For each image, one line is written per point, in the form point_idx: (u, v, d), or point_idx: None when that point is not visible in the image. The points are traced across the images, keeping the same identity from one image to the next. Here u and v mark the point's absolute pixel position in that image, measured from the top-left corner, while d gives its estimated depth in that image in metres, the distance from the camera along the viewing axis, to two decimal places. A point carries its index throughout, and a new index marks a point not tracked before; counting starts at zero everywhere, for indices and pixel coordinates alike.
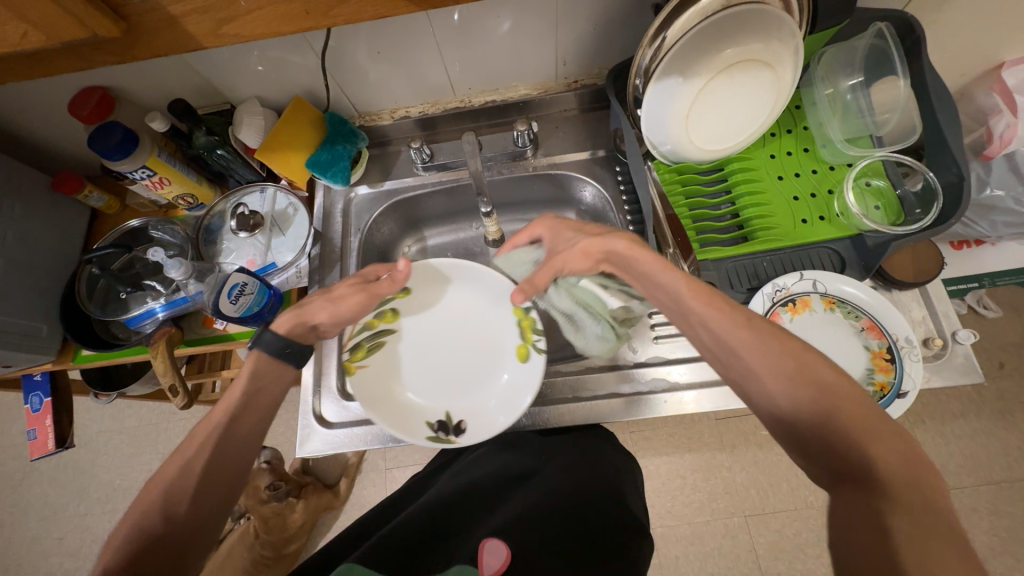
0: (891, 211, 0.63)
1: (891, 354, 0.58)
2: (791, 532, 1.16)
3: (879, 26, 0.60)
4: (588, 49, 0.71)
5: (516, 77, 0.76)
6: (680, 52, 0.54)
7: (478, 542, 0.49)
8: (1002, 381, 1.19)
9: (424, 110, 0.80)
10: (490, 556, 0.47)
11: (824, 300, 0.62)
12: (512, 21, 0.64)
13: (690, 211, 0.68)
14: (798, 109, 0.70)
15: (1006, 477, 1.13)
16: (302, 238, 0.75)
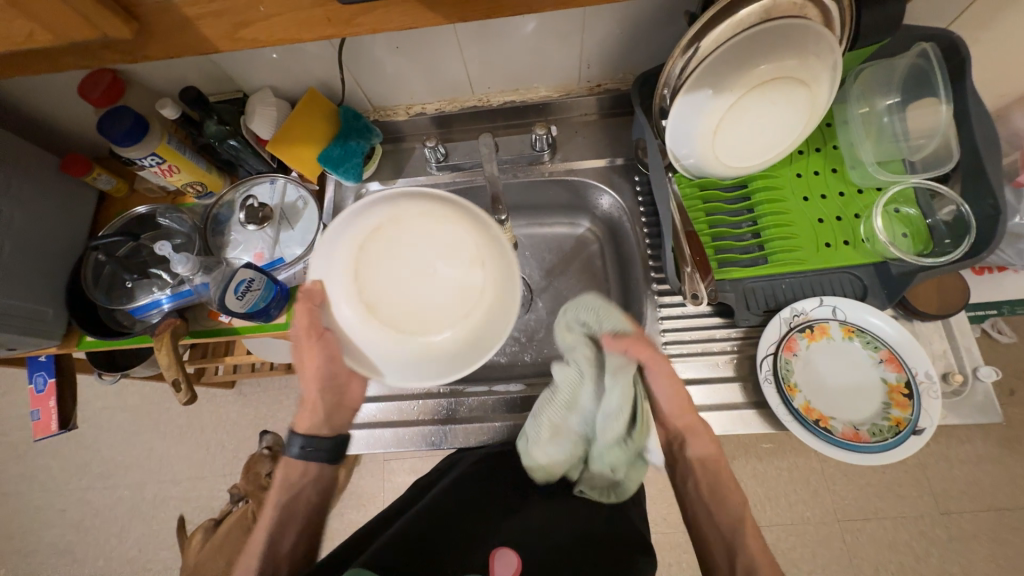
0: (919, 239, 0.61)
1: (910, 389, 0.57)
2: (784, 546, 1.17)
3: (923, 46, 0.57)
4: (614, 53, 0.68)
5: (536, 78, 0.73)
6: (712, 63, 0.51)
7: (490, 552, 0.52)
8: (1012, 408, 1.17)
9: (440, 107, 0.78)
10: (501, 564, 0.50)
11: (843, 328, 0.61)
12: (537, 22, 0.62)
13: (710, 228, 0.66)
14: (828, 128, 0.67)
15: (1008, 506, 1.12)
16: (310, 234, 0.74)
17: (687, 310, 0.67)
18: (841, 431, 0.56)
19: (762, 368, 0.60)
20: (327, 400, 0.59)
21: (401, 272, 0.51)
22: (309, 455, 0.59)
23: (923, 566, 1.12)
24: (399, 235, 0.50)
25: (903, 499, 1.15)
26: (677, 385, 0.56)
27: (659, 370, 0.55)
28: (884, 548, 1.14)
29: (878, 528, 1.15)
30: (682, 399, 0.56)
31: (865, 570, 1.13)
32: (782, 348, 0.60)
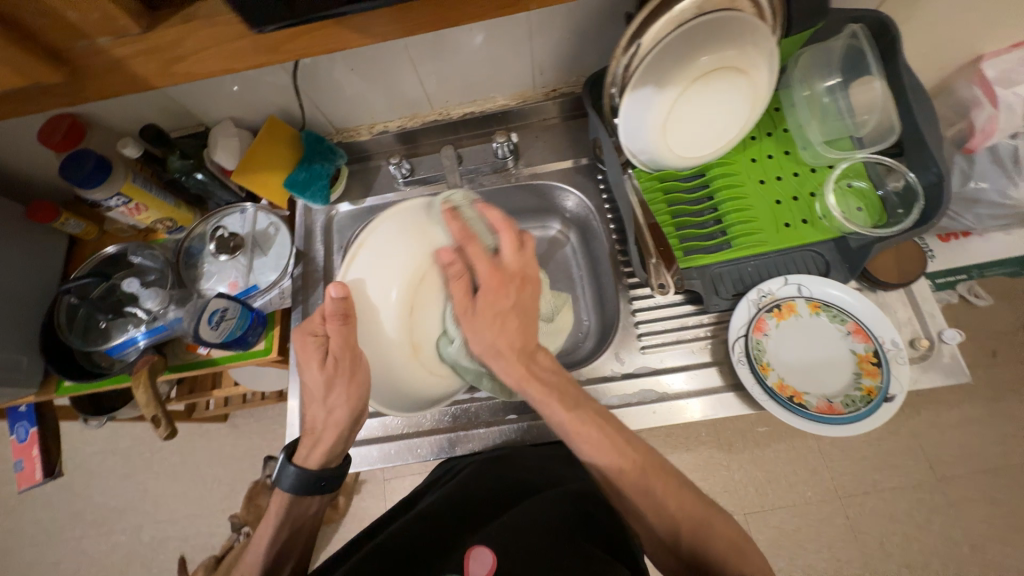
0: (873, 212, 0.63)
1: (878, 358, 0.58)
2: (789, 528, 1.20)
3: (852, 28, 0.60)
4: (565, 59, 0.70)
5: (493, 88, 0.75)
6: (662, 48, 0.52)
7: (463, 554, 0.49)
8: (994, 369, 1.23)
9: (403, 123, 0.80)
10: (476, 563, 0.47)
11: (809, 304, 0.62)
12: (485, 34, 0.63)
13: (673, 218, 0.67)
14: (777, 111, 0.69)
15: (1002, 466, 1.17)
16: (282, 259, 0.75)
17: (660, 300, 0.68)
18: (815, 405, 0.57)
19: (734, 349, 0.61)
20: (345, 435, 0.57)
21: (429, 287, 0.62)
22: (309, 487, 0.56)
23: (925, 534, 1.16)
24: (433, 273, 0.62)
25: (899, 469, 1.20)
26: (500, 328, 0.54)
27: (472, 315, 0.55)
28: (885, 520, 1.18)
29: (878, 501, 1.19)
30: (495, 332, 0.54)
31: (869, 544, 1.17)
32: (752, 328, 0.61)
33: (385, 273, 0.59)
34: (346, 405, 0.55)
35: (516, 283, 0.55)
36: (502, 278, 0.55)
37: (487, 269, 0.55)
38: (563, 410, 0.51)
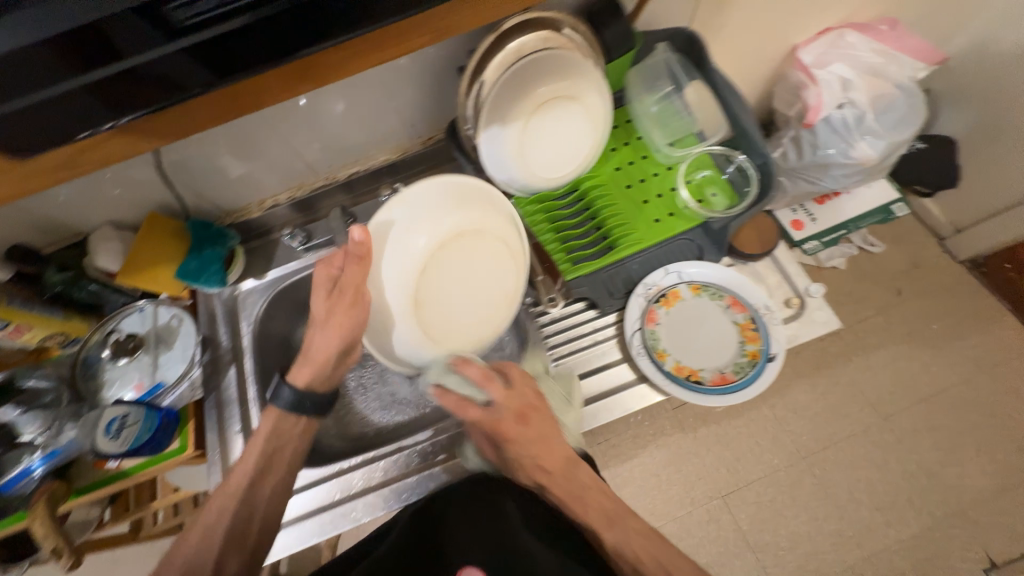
0: (726, 194, 0.71)
1: (755, 323, 0.65)
2: (767, 500, 1.23)
3: (660, 47, 0.68)
4: (430, 110, 0.75)
5: (372, 146, 0.79)
6: (503, 89, 0.58)
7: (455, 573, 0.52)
8: (903, 306, 1.35)
9: (293, 194, 0.82)
10: None
11: (690, 287, 0.69)
12: (345, 101, 0.68)
13: (557, 234, 0.72)
14: (628, 124, 0.75)
15: (931, 394, 1.28)
16: (190, 348, 0.73)
17: (560, 313, 0.72)
18: (710, 378, 0.63)
19: (633, 343, 0.65)
20: (336, 358, 0.64)
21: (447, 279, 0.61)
22: (302, 409, 0.63)
23: (886, 473, 1.23)
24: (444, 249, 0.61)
25: (850, 418, 1.27)
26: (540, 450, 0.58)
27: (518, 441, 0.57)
28: (849, 469, 1.24)
29: (838, 453, 1.25)
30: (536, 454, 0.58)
31: (840, 495, 1.22)
32: (645, 320, 0.66)
33: (410, 223, 0.61)
34: (336, 337, 0.61)
35: (536, 411, 0.58)
36: (514, 408, 0.57)
37: (502, 408, 0.56)
38: (595, 507, 0.57)
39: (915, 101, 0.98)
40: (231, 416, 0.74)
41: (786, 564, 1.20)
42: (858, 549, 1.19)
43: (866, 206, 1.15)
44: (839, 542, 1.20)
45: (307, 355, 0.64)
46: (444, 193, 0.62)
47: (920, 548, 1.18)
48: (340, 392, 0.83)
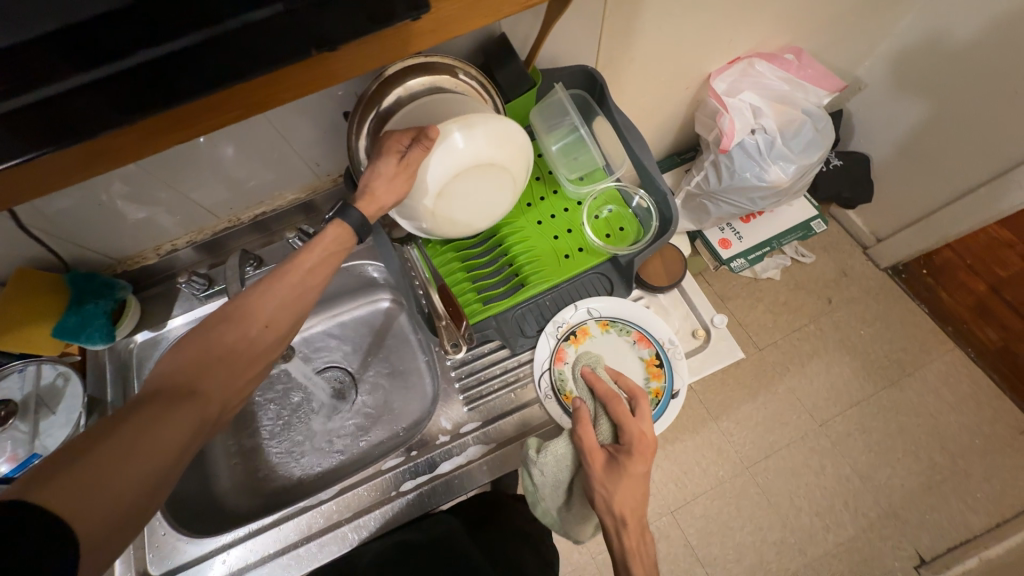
0: (632, 228, 0.72)
1: (659, 359, 0.69)
2: (713, 513, 1.24)
3: (556, 88, 0.68)
4: (334, 149, 0.72)
5: (276, 187, 0.75)
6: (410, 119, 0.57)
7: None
8: (834, 314, 1.39)
9: (193, 238, 0.76)
10: None
11: (599, 323, 0.71)
12: (233, 146, 0.63)
13: (468, 273, 0.70)
14: (537, 159, 0.74)
15: (863, 397, 1.31)
16: (74, 412, 0.67)
17: (476, 353, 0.73)
18: None
19: (541, 386, 0.68)
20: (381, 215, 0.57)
21: (471, 195, 0.60)
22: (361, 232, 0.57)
23: (824, 478, 1.25)
24: (481, 173, 0.58)
25: (788, 426, 1.30)
26: (638, 499, 0.58)
27: (607, 483, 0.58)
28: (789, 476, 1.26)
29: (779, 461, 1.27)
30: (627, 503, 0.57)
31: (782, 504, 1.24)
32: (553, 360, 0.69)
33: (475, 132, 0.54)
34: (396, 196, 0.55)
35: (652, 454, 0.60)
36: (644, 447, 0.59)
37: (635, 439, 0.60)
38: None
39: (823, 126, 1.02)
40: None
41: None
42: (802, 556, 1.20)
43: (786, 223, 1.19)
44: (782, 550, 1.21)
45: (372, 196, 0.55)
46: (501, 133, 0.56)
47: (858, 551, 1.20)
48: (254, 444, 0.78)
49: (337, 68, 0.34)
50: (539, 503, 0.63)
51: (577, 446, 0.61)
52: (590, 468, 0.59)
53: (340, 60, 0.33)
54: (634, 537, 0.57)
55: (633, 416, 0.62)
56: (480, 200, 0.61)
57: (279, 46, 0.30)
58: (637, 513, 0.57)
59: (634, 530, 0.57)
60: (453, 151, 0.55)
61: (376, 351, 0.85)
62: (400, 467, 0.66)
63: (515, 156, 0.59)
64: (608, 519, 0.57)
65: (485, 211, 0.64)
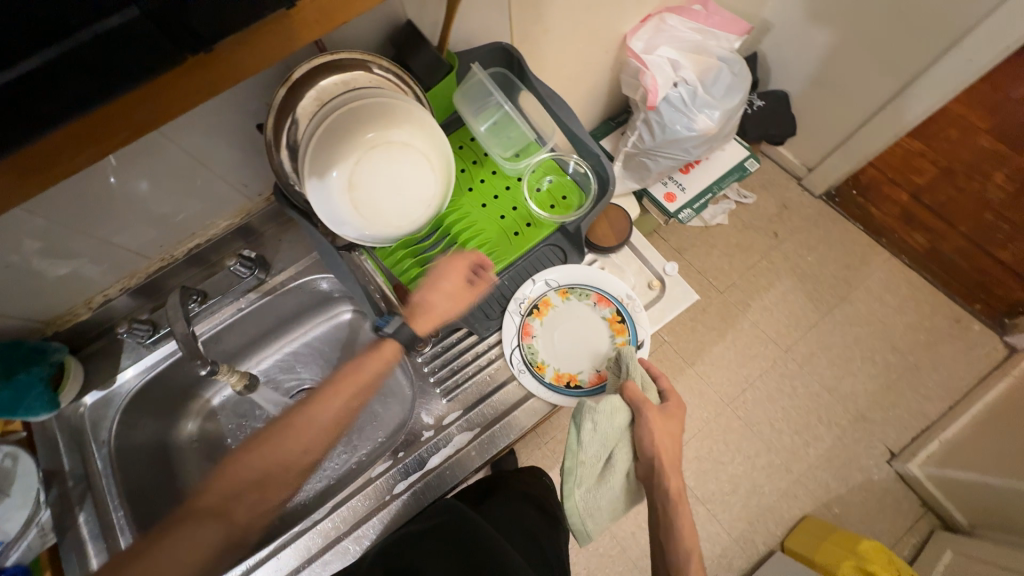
0: (574, 194, 0.73)
1: (620, 315, 0.72)
2: (705, 452, 1.30)
3: (474, 67, 0.67)
4: (259, 166, 0.69)
5: (205, 216, 0.71)
6: (323, 120, 0.54)
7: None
8: (782, 245, 1.47)
9: (125, 284, 0.72)
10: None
11: (559, 292, 0.73)
12: (148, 180, 0.60)
13: (422, 268, 0.70)
14: (470, 143, 0.74)
15: (819, 317, 1.40)
16: (30, 490, 0.64)
17: (447, 343, 0.73)
18: (588, 379, 0.70)
19: (514, 361, 0.70)
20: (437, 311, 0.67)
21: (385, 181, 0.58)
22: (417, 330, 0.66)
23: (797, 398, 1.34)
24: (384, 152, 0.57)
25: (757, 357, 1.38)
26: (674, 450, 0.62)
27: (657, 427, 0.60)
28: (766, 403, 1.34)
29: (754, 391, 1.35)
30: (667, 449, 0.61)
31: (764, 430, 1.32)
32: (521, 336, 0.71)
33: (361, 110, 0.55)
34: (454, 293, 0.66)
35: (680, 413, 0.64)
36: (675, 405, 0.64)
37: (666, 395, 0.65)
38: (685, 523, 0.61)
39: (738, 70, 1.07)
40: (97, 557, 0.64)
41: (733, 506, 1.26)
42: (790, 474, 1.28)
43: (723, 167, 1.23)
44: (772, 472, 1.28)
45: (428, 308, 0.65)
46: (391, 106, 0.57)
47: (837, 457, 1.29)
48: None
49: (229, 65, 0.31)
50: (579, 469, 0.59)
51: (628, 398, 0.61)
52: (641, 419, 0.60)
53: (230, 54, 0.31)
54: (679, 480, 0.61)
55: (659, 377, 0.67)
56: (399, 186, 0.59)
57: (160, 51, 0.28)
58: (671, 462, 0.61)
59: (671, 476, 0.61)
60: (347, 135, 0.55)
61: (346, 363, 0.88)
62: (389, 471, 0.66)
63: (416, 129, 0.58)
64: (660, 463, 0.60)
65: (410, 199, 0.61)
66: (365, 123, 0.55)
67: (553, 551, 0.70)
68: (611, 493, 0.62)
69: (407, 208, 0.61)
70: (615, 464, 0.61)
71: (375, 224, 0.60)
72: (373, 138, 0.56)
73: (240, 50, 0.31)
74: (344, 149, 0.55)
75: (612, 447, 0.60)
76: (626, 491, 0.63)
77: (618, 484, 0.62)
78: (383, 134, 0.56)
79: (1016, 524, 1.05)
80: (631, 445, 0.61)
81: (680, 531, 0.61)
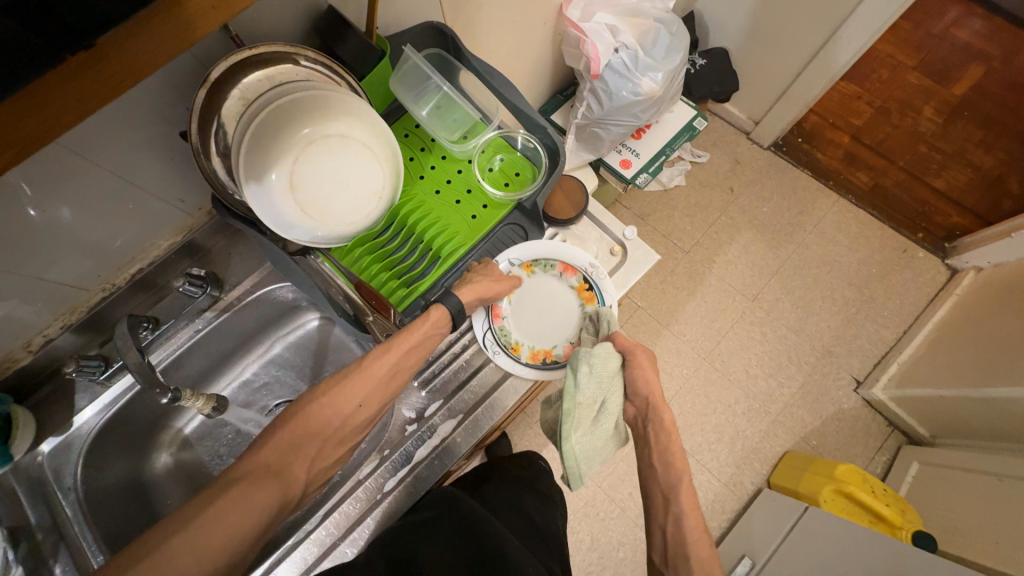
0: (527, 169, 0.73)
1: (588, 283, 0.73)
2: (688, 407, 1.35)
3: (406, 51, 0.63)
4: (193, 177, 0.65)
5: (143, 238, 0.67)
6: (251, 119, 0.51)
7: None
8: (738, 200, 1.52)
9: (66, 321, 0.67)
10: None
11: (524, 268, 0.73)
12: (71, 206, 0.55)
13: (383, 264, 0.68)
14: (415, 130, 0.72)
15: (780, 264, 1.46)
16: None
17: None
18: (563, 351, 0.70)
19: (487, 343, 0.70)
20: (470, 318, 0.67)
21: (329, 176, 0.57)
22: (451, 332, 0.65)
23: (767, 343, 1.40)
24: (323, 146, 0.55)
25: (727, 310, 1.43)
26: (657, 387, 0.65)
27: (640, 360, 0.64)
28: (740, 352, 1.39)
29: (728, 342, 1.40)
30: (653, 385, 0.64)
31: (740, 378, 1.38)
32: (491, 318, 0.70)
33: (291, 105, 0.52)
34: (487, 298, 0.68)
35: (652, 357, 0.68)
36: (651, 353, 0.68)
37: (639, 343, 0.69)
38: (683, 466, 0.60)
39: (676, 30, 1.08)
40: None
41: (719, 453, 1.32)
42: (768, 415, 1.35)
43: (673, 129, 1.25)
44: (752, 416, 1.35)
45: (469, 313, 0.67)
46: (323, 98, 0.54)
47: (810, 393, 1.37)
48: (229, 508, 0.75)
49: (125, 62, 0.26)
50: (578, 412, 0.60)
51: (619, 344, 0.65)
52: (628, 356, 0.64)
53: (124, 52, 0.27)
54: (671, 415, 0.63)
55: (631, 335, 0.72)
56: (345, 181, 0.58)
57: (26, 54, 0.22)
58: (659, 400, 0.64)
59: (660, 411, 0.63)
60: (281, 132, 0.53)
61: (321, 370, 0.87)
62: (377, 471, 0.66)
63: (353, 120, 0.57)
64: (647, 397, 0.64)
65: (359, 192, 0.59)
66: (298, 118, 0.53)
67: (548, 527, 0.71)
68: (605, 441, 0.62)
69: (357, 203, 0.59)
70: (611, 409, 0.62)
71: (326, 223, 0.58)
72: (310, 133, 0.54)
73: (134, 42, 0.26)
74: (280, 148, 0.53)
75: (607, 391, 0.62)
76: (619, 442, 0.64)
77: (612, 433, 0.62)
78: (319, 128, 0.54)
79: (972, 429, 1.14)
80: (622, 390, 0.64)
81: (675, 461, 0.60)
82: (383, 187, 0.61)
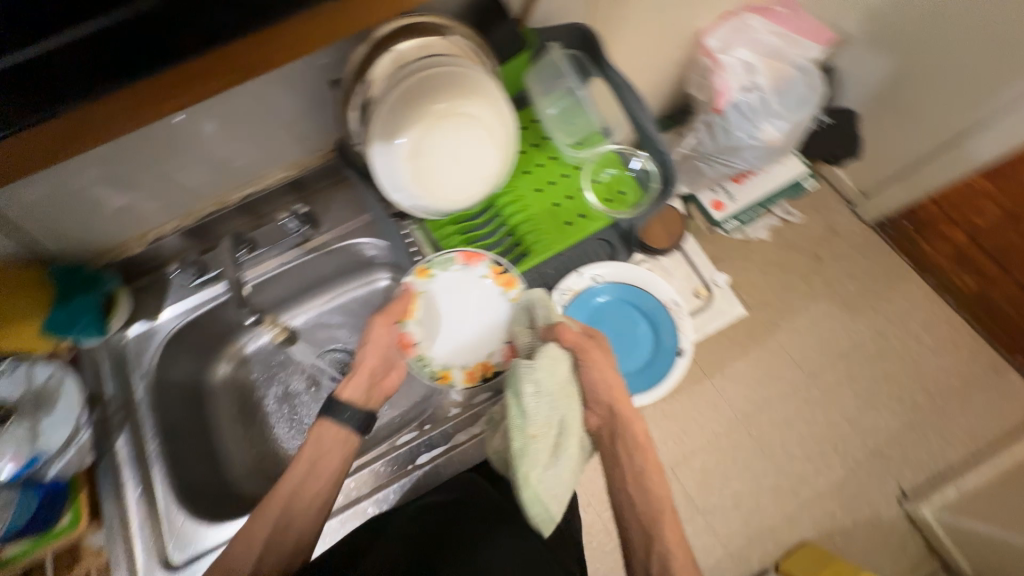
0: (632, 190, 0.72)
1: (501, 266, 0.67)
2: (712, 464, 1.29)
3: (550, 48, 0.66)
4: (323, 122, 0.69)
5: (263, 165, 0.72)
6: (400, 83, 0.53)
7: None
8: (823, 270, 1.42)
9: (180, 223, 0.73)
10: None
11: (416, 275, 0.68)
12: (217, 122, 0.60)
13: (470, 247, 0.69)
14: (534, 125, 0.72)
15: (850, 348, 1.36)
16: (73, 412, 0.65)
17: None
18: (503, 352, 0.67)
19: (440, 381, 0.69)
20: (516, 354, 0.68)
21: (449, 153, 0.57)
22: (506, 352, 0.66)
23: (814, 426, 1.31)
24: (453, 124, 0.56)
25: (781, 379, 1.35)
26: (624, 403, 0.62)
27: (591, 355, 0.61)
28: (782, 427, 1.31)
29: (772, 412, 1.32)
30: (622, 400, 0.62)
31: (776, 452, 1.30)
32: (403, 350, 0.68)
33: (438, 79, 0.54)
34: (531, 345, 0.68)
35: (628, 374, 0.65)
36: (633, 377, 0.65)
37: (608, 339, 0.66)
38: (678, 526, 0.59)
39: (814, 82, 1.01)
40: (128, 479, 0.68)
41: (732, 522, 1.25)
42: (795, 499, 1.27)
43: (777, 182, 1.18)
44: (778, 495, 1.27)
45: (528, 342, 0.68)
46: (467, 80, 0.55)
47: (847, 490, 1.27)
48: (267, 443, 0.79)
49: None
50: (531, 441, 0.55)
51: (565, 341, 0.60)
52: (577, 357, 0.61)
53: None
54: (642, 427, 0.62)
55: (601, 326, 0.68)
56: (462, 162, 0.59)
57: None
58: (625, 417, 0.62)
59: (633, 429, 0.62)
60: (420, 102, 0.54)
61: None
62: (414, 442, 0.67)
63: (488, 105, 0.57)
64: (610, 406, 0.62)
65: (470, 175, 0.60)
66: (440, 93, 0.54)
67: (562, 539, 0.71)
68: (569, 472, 0.57)
69: (465, 184, 0.61)
70: (571, 429, 0.56)
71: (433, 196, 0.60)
72: (445, 108, 0.55)
73: None
74: (415, 116, 0.54)
75: (563, 411, 0.57)
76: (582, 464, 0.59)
77: (577, 453, 0.57)
78: (455, 106, 0.55)
79: None
80: (578, 404, 0.59)
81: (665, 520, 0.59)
82: (492, 176, 0.62)
